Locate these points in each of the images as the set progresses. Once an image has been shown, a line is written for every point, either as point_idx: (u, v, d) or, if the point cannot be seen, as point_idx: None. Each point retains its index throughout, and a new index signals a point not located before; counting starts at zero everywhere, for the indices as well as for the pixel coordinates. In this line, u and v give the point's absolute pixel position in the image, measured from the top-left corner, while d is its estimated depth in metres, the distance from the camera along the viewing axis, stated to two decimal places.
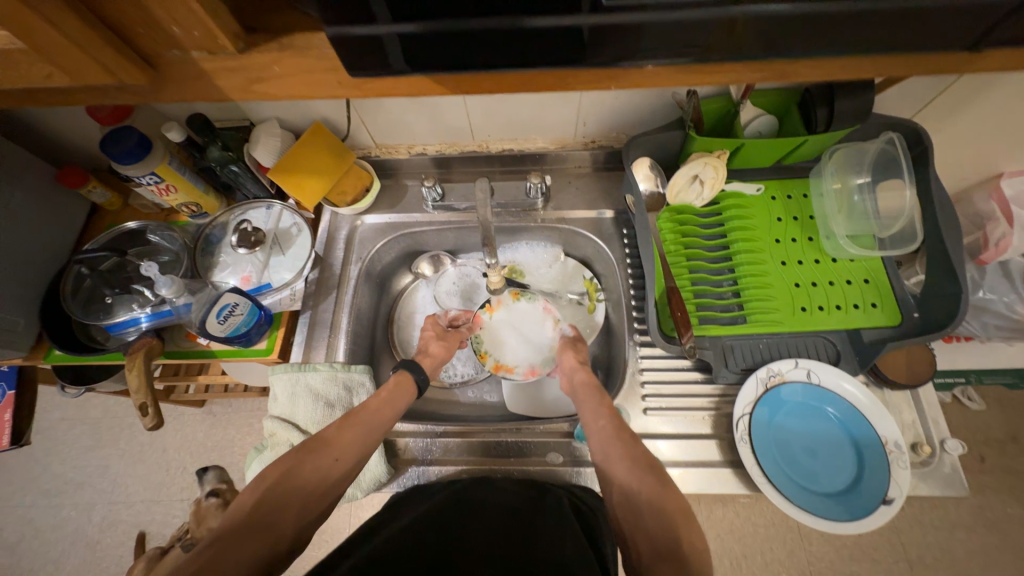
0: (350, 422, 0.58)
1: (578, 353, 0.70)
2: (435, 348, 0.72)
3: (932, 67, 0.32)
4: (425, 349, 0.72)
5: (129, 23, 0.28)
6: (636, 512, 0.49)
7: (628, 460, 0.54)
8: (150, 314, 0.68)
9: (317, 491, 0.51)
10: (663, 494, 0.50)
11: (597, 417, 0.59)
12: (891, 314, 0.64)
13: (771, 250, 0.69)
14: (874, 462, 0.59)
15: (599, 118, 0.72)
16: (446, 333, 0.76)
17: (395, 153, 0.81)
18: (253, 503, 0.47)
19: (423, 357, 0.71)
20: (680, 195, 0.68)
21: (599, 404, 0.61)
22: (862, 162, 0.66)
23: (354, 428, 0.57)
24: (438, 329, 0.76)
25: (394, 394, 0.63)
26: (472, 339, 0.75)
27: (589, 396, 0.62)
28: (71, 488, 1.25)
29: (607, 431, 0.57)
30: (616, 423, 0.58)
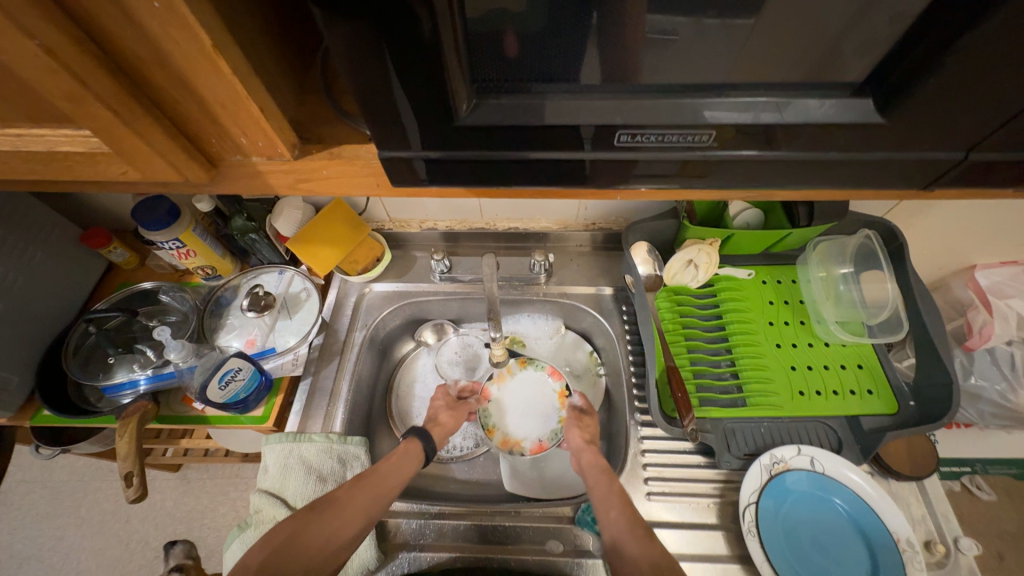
0: (360, 484, 0.57)
1: (584, 430, 0.69)
2: (445, 418, 0.72)
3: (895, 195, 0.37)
4: (436, 419, 0.72)
5: (204, 133, 0.33)
6: None
7: (646, 553, 0.51)
8: (149, 376, 0.68)
9: (320, 557, 0.49)
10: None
11: (609, 510, 0.57)
12: (888, 401, 0.65)
13: (765, 333, 0.71)
14: (889, 562, 0.56)
15: (599, 204, 0.78)
16: (456, 403, 0.76)
17: (406, 227, 0.86)
18: (258, 564, 0.46)
19: (433, 427, 0.71)
20: (677, 277, 0.72)
21: (610, 491, 0.59)
22: (843, 254, 0.71)
23: (365, 493, 0.56)
24: (450, 399, 0.77)
25: (400, 462, 0.62)
26: (481, 413, 0.75)
27: (600, 480, 0.61)
28: (15, 563, 1.13)
29: (620, 522, 0.55)
30: (629, 514, 0.56)
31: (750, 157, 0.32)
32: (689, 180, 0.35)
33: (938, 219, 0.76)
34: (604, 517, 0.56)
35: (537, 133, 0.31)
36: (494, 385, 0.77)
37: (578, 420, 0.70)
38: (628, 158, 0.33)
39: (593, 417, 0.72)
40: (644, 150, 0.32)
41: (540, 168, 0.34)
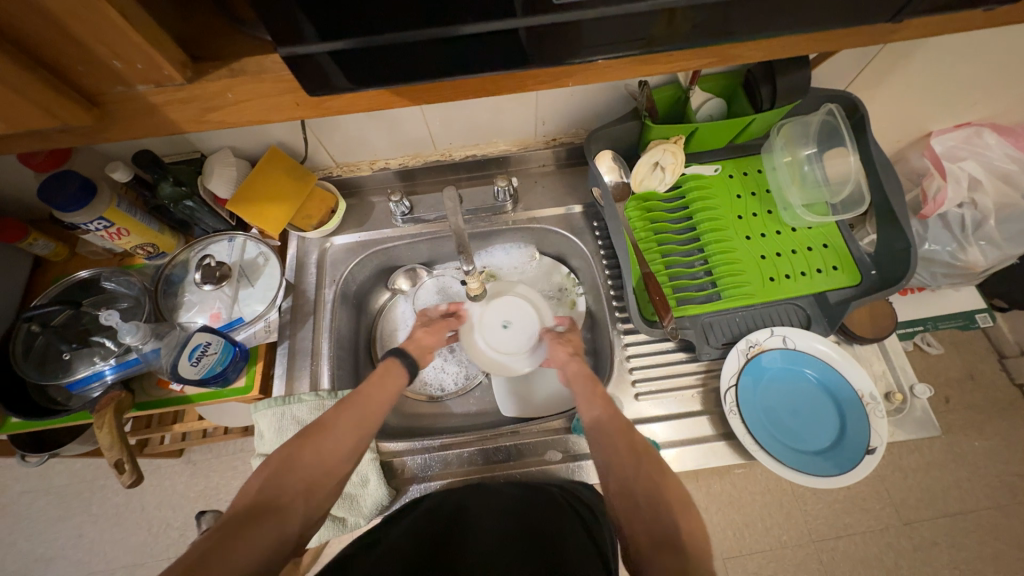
0: (345, 405, 0.56)
1: (566, 344, 0.69)
2: (420, 334, 0.70)
3: (873, 36, 0.37)
4: (413, 336, 0.70)
5: (67, 60, 0.28)
6: (633, 503, 0.50)
7: (625, 448, 0.54)
8: (114, 366, 0.63)
9: (321, 472, 0.51)
10: (658, 479, 0.51)
11: (592, 405, 0.60)
12: (852, 274, 0.68)
13: (735, 226, 0.72)
14: (854, 416, 0.62)
15: (557, 116, 0.74)
16: (433, 321, 0.73)
17: (357, 170, 0.80)
18: (258, 488, 0.48)
19: (408, 343, 0.69)
20: (645, 182, 0.70)
21: (592, 391, 0.61)
22: (807, 134, 0.70)
23: (348, 411, 0.55)
24: (426, 319, 0.73)
25: (383, 380, 0.61)
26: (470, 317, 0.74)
27: (585, 385, 0.63)
28: (43, 563, 1.16)
29: (603, 420, 0.58)
30: (612, 411, 0.59)
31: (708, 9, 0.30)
32: (639, 45, 0.32)
33: (898, 86, 0.75)
34: (588, 417, 0.59)
35: (470, 6, 0.28)
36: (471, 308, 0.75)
37: (560, 336, 0.70)
38: (573, 24, 0.30)
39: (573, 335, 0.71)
40: (590, 11, 0.29)
41: (476, 53, 0.31)
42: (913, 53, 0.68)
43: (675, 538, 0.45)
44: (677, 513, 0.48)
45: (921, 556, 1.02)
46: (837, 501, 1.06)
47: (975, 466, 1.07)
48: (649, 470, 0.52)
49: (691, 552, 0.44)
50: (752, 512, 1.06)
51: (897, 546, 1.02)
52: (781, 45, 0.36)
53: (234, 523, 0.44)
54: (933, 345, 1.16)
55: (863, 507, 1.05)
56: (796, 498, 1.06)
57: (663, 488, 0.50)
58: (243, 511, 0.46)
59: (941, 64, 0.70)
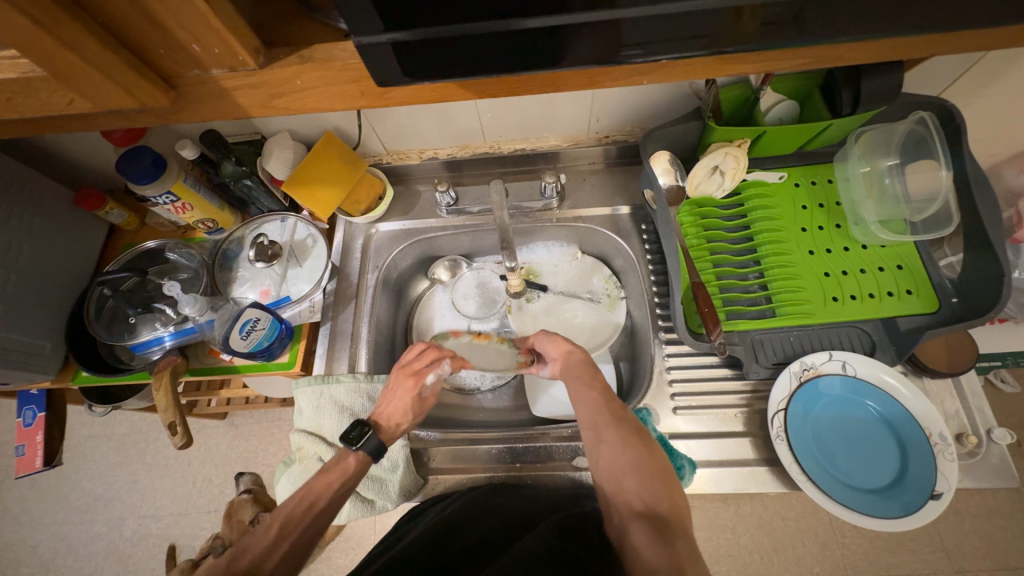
0: (286, 526, 0.51)
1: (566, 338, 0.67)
2: (408, 420, 0.61)
3: (998, 35, 0.33)
4: (398, 425, 0.61)
5: (150, 43, 0.29)
6: (620, 478, 0.51)
7: (613, 424, 0.55)
8: (173, 332, 0.67)
9: None
10: (645, 455, 0.52)
11: (588, 389, 0.59)
12: (929, 300, 0.62)
13: (798, 239, 0.67)
14: (919, 455, 0.57)
15: (612, 113, 0.71)
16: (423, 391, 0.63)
17: (406, 159, 0.81)
18: None
19: (392, 427, 0.61)
20: (701, 187, 0.67)
21: (590, 376, 0.60)
22: (889, 144, 0.64)
23: (290, 534, 0.51)
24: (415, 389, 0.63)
25: (338, 485, 0.55)
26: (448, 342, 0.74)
27: (579, 370, 0.61)
28: (101, 503, 1.27)
29: (598, 401, 0.57)
30: (607, 393, 0.58)
31: (783, 10, 0.30)
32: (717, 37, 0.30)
33: (1005, 94, 0.67)
34: (582, 397, 0.59)
35: None
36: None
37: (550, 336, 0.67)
38: None
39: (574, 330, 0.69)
40: None
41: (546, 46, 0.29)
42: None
43: (662, 511, 0.47)
44: (663, 490, 0.49)
45: None
46: (881, 539, 0.99)
47: None
48: (636, 447, 0.53)
49: (676, 523, 0.47)
50: (784, 538, 1.01)
51: None
52: (886, 44, 0.33)
53: None
54: (1010, 383, 1.05)
55: (911, 550, 0.97)
56: (835, 530, 0.99)
57: (645, 463, 0.51)
58: None
59: None
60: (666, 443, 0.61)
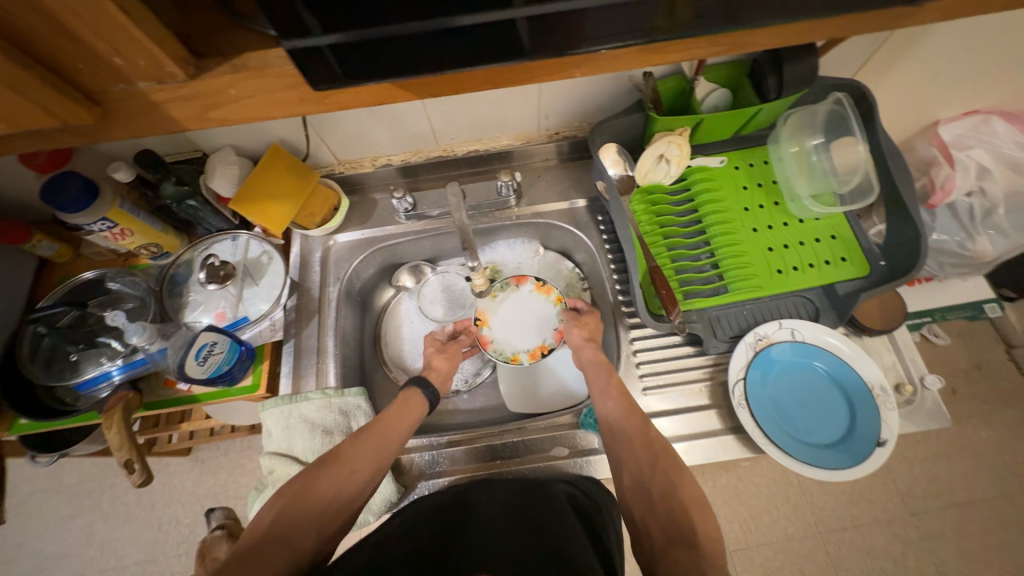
0: (362, 436, 0.57)
1: (583, 327, 0.69)
2: (439, 362, 0.71)
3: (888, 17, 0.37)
4: (430, 366, 0.70)
5: (67, 58, 0.28)
6: (648, 498, 0.52)
7: (644, 445, 0.55)
8: (121, 366, 0.63)
9: (330, 507, 0.51)
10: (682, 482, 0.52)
11: (606, 399, 0.61)
12: (861, 265, 0.67)
13: (742, 218, 0.71)
14: (865, 408, 0.62)
15: (560, 109, 0.73)
16: (445, 344, 0.74)
17: (359, 167, 0.80)
18: (271, 520, 0.48)
19: (428, 372, 0.70)
20: (649, 176, 0.69)
21: (608, 383, 0.62)
22: (814, 124, 0.69)
23: (367, 442, 0.57)
24: (439, 343, 0.74)
25: (404, 406, 0.62)
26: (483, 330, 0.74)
27: (600, 373, 0.63)
28: (55, 562, 1.17)
29: (619, 413, 0.59)
30: (628, 405, 0.60)
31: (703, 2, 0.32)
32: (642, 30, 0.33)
33: (907, 73, 0.74)
34: (603, 409, 0.60)
35: None
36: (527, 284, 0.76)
37: (577, 318, 0.70)
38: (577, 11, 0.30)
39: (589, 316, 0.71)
40: None
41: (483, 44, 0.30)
42: (923, 39, 0.67)
43: (689, 534, 0.48)
44: (692, 510, 0.50)
45: (929, 546, 1.01)
46: (844, 492, 1.06)
47: (984, 457, 1.06)
48: (664, 469, 0.53)
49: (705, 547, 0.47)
50: (758, 503, 1.06)
51: (905, 536, 1.02)
52: (798, 30, 0.36)
53: (247, 556, 0.45)
54: (940, 336, 1.16)
55: (871, 499, 1.04)
56: (803, 489, 1.05)
57: (679, 488, 0.52)
58: (254, 544, 0.47)
59: (950, 51, 0.69)
60: None
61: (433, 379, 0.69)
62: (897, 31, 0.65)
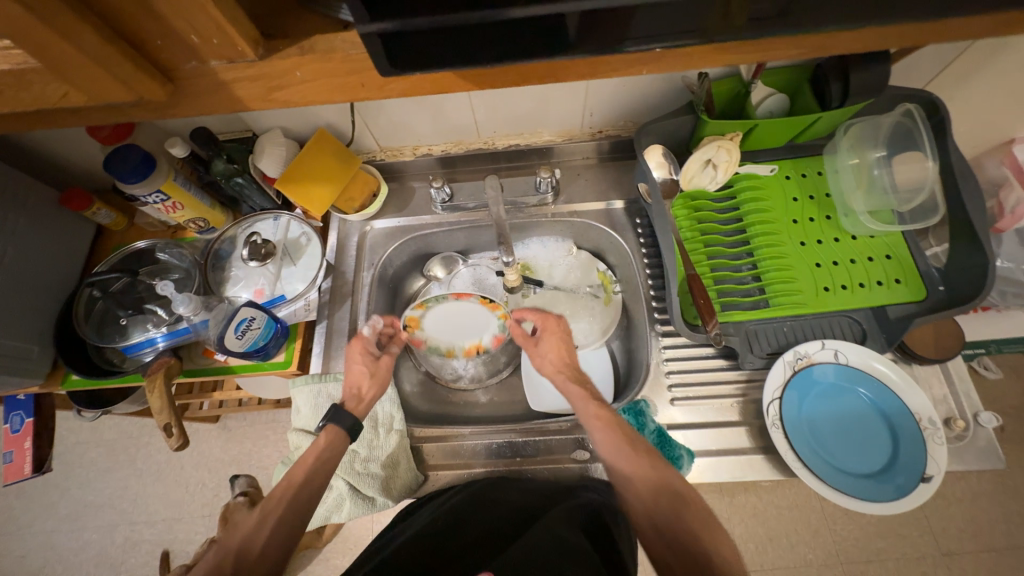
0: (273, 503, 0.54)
1: (553, 348, 0.68)
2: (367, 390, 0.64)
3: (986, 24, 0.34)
4: (357, 394, 0.63)
5: (148, 34, 0.29)
6: (633, 490, 0.54)
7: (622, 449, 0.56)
8: (165, 333, 0.66)
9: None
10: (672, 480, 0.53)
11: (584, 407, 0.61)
12: (916, 289, 0.64)
13: (789, 230, 0.68)
14: (910, 440, 0.58)
15: (606, 107, 0.71)
16: (376, 363, 0.67)
17: (399, 155, 0.80)
18: None
19: (354, 402, 0.63)
20: (694, 181, 0.67)
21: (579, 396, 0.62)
22: (877, 136, 0.65)
23: (276, 513, 0.53)
24: (369, 361, 0.67)
25: (323, 456, 0.58)
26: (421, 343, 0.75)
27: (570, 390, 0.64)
28: (92, 510, 1.25)
29: (596, 422, 0.59)
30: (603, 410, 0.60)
31: (772, 5, 0.31)
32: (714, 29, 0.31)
33: (987, 87, 0.69)
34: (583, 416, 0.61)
35: None
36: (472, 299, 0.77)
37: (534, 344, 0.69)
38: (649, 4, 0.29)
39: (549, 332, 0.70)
40: None
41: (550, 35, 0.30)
42: (1010, 50, 0.62)
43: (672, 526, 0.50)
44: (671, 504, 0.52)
45: None
46: (872, 524, 1.01)
47: None
48: (645, 467, 0.55)
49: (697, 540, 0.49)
50: (778, 526, 1.03)
51: None
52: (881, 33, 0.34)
53: None
54: (992, 369, 1.09)
55: (901, 534, 0.99)
56: (827, 517, 1.01)
57: (662, 489, 0.53)
58: None
59: None
60: (664, 435, 0.62)
61: (355, 409, 0.62)
62: (981, 40, 0.60)
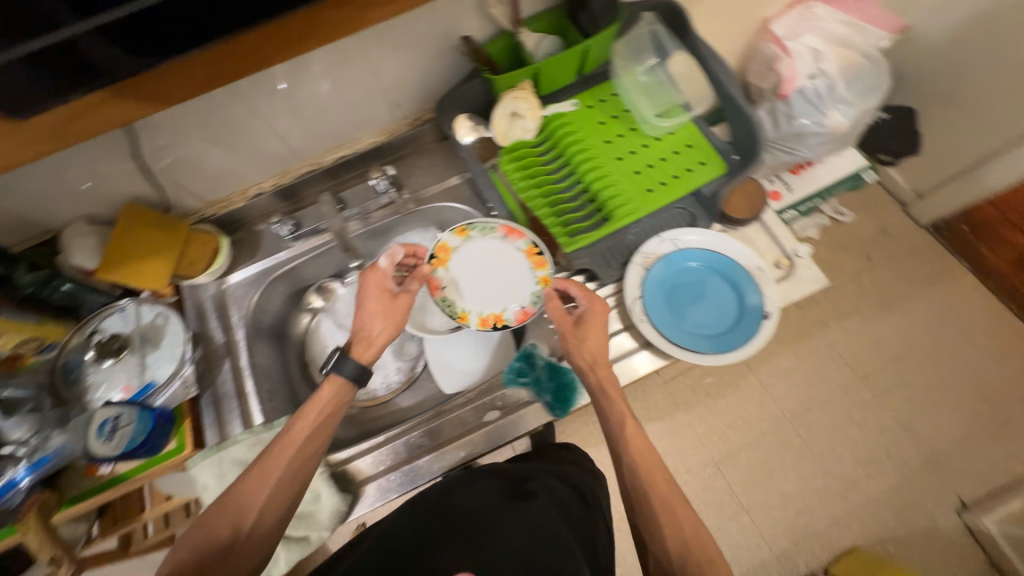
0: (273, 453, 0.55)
1: (592, 341, 0.62)
2: (379, 333, 0.64)
3: None
4: (369, 337, 0.64)
5: None
6: (647, 505, 0.54)
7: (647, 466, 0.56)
8: (26, 468, 0.59)
9: (271, 518, 0.53)
10: (674, 498, 0.54)
11: (611, 401, 0.60)
12: (719, 163, 0.73)
13: (606, 151, 0.75)
14: (750, 290, 0.68)
15: (408, 94, 0.74)
16: (396, 294, 0.66)
17: (232, 203, 0.79)
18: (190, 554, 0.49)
19: (364, 345, 0.63)
20: (509, 134, 0.72)
21: (614, 388, 0.61)
22: (642, 47, 0.74)
23: (286, 470, 0.55)
24: (386, 299, 0.65)
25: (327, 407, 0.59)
26: (439, 301, 0.68)
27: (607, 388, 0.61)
28: None
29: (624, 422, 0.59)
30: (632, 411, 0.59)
31: None
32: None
33: None
34: (611, 412, 0.60)
35: None
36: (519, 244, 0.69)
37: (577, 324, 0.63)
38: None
39: (590, 319, 0.63)
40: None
41: None
42: None
43: (683, 546, 0.50)
44: (683, 520, 0.52)
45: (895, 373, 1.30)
46: None
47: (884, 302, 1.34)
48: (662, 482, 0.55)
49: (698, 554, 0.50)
50: None
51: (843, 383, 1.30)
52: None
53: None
54: (846, 213, 1.42)
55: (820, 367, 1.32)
56: None
57: (675, 506, 0.53)
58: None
59: None
60: (555, 365, 0.67)
61: (366, 354, 0.63)
62: None
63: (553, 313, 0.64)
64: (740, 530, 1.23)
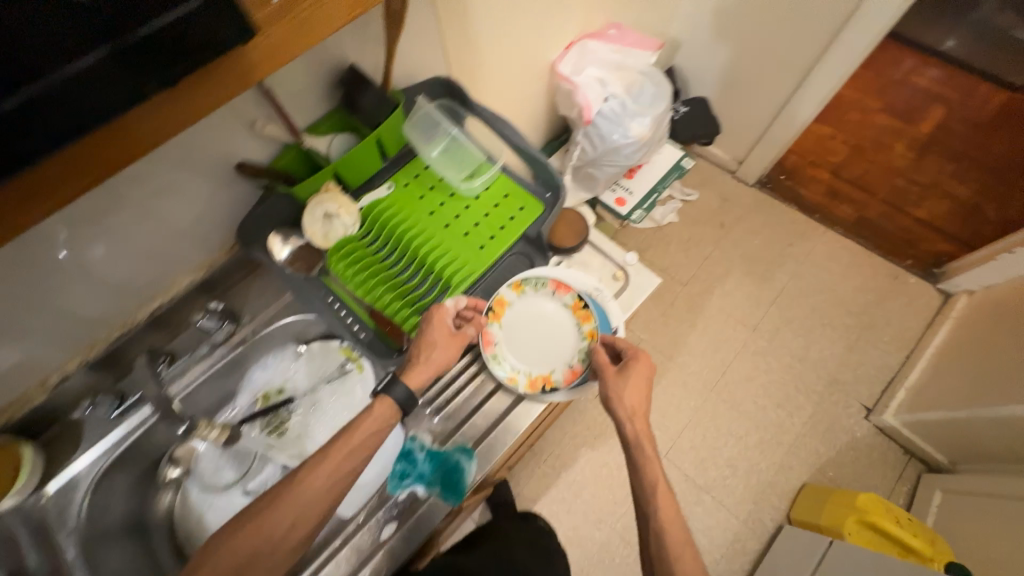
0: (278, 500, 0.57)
1: (636, 391, 0.67)
2: (439, 358, 0.66)
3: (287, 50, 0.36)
4: (430, 361, 0.65)
5: None
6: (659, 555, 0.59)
7: (666, 521, 0.61)
8: None
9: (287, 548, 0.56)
10: (678, 541, 0.60)
11: (641, 453, 0.65)
12: (534, 204, 0.78)
13: (432, 222, 0.76)
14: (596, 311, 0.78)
15: (214, 225, 0.69)
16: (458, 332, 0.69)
17: (31, 400, 0.66)
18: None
19: (417, 368, 0.65)
20: (329, 236, 0.70)
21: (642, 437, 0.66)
22: (433, 120, 0.77)
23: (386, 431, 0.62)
24: (449, 335, 0.67)
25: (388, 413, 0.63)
26: (491, 358, 0.73)
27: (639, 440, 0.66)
28: None
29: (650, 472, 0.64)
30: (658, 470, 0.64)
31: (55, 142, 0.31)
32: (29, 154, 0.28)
33: (487, 50, 0.87)
34: (641, 457, 0.65)
35: None
36: (566, 298, 0.76)
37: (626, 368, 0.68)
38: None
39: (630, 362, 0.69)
40: None
41: None
42: (469, 25, 0.79)
43: None
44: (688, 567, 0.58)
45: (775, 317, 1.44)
46: None
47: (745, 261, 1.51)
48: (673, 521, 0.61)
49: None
50: None
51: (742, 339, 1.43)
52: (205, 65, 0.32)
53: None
54: (690, 193, 1.61)
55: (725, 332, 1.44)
56: None
57: (678, 548, 0.59)
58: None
59: (496, 23, 0.83)
60: (435, 453, 0.69)
61: (410, 380, 0.64)
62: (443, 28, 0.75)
63: (600, 362, 0.69)
64: (707, 511, 1.26)
